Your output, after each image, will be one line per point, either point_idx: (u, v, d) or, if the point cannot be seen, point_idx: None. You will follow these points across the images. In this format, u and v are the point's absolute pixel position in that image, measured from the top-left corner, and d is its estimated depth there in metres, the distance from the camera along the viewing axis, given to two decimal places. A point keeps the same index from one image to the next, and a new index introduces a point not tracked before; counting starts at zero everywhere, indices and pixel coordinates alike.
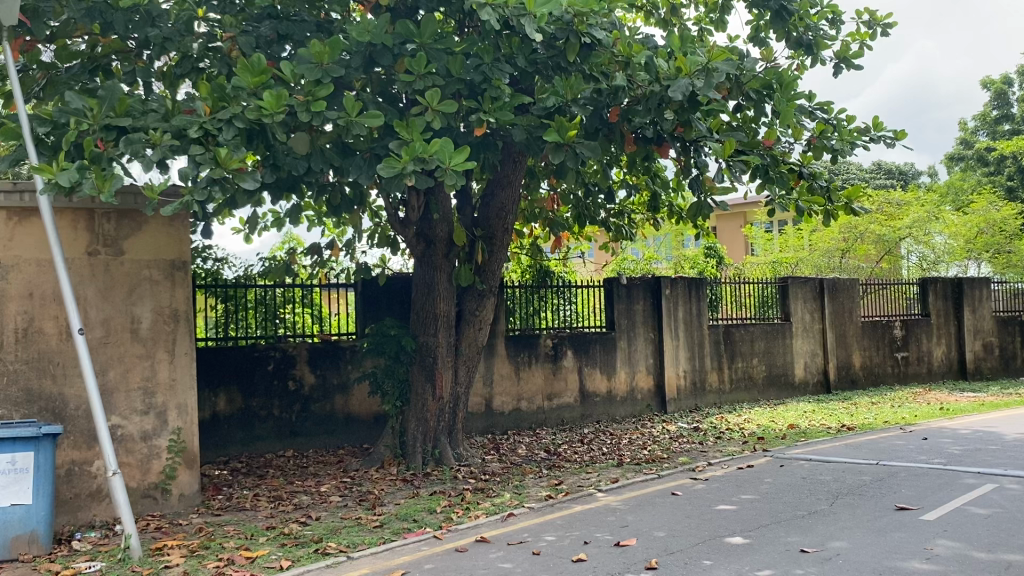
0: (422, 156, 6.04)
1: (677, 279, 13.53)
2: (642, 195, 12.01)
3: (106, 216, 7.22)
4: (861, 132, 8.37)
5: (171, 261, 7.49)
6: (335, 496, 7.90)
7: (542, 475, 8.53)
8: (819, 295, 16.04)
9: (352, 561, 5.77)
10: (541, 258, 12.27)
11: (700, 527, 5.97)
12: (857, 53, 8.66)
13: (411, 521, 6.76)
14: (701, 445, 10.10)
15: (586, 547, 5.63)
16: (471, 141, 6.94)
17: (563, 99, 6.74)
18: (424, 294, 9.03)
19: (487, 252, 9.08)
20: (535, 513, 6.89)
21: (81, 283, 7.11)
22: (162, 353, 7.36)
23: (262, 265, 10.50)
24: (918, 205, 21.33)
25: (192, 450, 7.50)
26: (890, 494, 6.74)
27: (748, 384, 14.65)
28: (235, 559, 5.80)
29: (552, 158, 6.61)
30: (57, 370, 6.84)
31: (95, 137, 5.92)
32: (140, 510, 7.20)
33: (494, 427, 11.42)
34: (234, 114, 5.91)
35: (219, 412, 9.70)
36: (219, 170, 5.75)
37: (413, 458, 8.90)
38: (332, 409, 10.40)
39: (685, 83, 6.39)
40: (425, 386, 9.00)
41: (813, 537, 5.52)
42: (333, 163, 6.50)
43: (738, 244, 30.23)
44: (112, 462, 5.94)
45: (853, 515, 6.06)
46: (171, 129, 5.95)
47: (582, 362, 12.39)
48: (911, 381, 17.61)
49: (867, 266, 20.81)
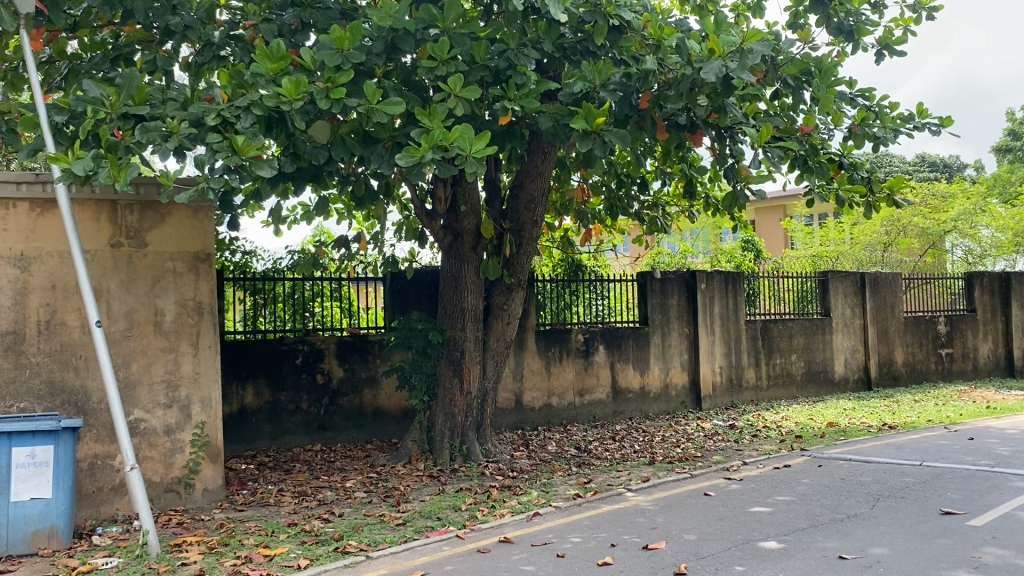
0: (442, 144, 5.88)
1: (713, 273, 13.21)
2: (676, 187, 11.71)
3: (129, 208, 7.14)
4: (905, 119, 8.04)
5: (195, 253, 7.40)
6: (360, 492, 7.77)
7: (571, 473, 8.31)
8: (861, 289, 15.59)
9: (372, 560, 5.61)
10: (573, 252, 12.10)
11: (733, 530, 5.72)
12: (900, 39, 8.27)
13: (435, 519, 6.60)
14: (737, 444, 9.81)
15: (612, 550, 5.41)
16: (495, 130, 6.72)
17: (591, 84, 6.48)
18: (452, 287, 8.84)
19: (515, 245, 8.85)
20: (562, 513, 6.69)
21: (103, 275, 7.04)
22: (186, 347, 7.27)
23: (291, 258, 10.43)
24: (964, 197, 20.72)
25: (216, 445, 7.41)
26: (934, 497, 6.43)
27: (786, 380, 14.29)
28: (253, 557, 5.68)
29: (579, 147, 6.36)
30: (79, 363, 6.79)
31: (114, 126, 5.83)
32: (162, 505, 7.13)
33: (525, 422, 11.23)
34: (253, 101, 5.76)
35: (247, 406, 9.62)
36: (236, 158, 5.61)
37: (440, 454, 8.75)
38: (361, 403, 10.29)
39: (718, 65, 6.07)
40: (453, 381, 8.81)
41: (852, 542, 5.25)
42: (354, 152, 6.35)
43: (776, 238, 29.67)
44: (130, 457, 5.84)
45: (896, 519, 5.78)
46: (189, 117, 5.85)
47: (614, 357, 12.13)
48: (956, 378, 17.07)
49: (909, 260, 20.29)
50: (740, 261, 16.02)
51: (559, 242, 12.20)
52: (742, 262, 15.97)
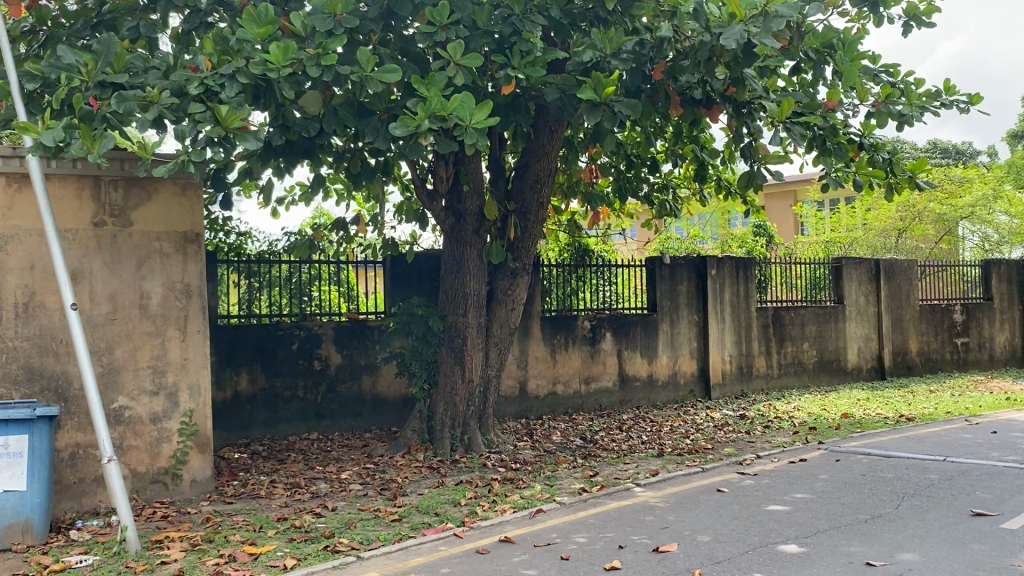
0: (440, 114, 5.49)
1: (724, 259, 12.80)
2: (686, 170, 11.17)
3: (113, 183, 6.76)
4: (931, 97, 7.62)
5: (183, 233, 7.03)
6: (355, 485, 7.43)
7: (577, 466, 7.95)
8: (875, 276, 15.17)
9: (363, 561, 5.25)
10: (580, 236, 11.60)
11: (749, 531, 5.36)
12: (928, 9, 7.77)
13: (433, 515, 6.26)
14: (748, 435, 9.44)
15: (620, 552, 5.06)
16: (497, 101, 6.39)
17: (602, 53, 6.00)
18: (454, 271, 8.45)
19: (521, 227, 8.47)
20: (568, 508, 6.35)
21: (86, 255, 6.67)
22: (173, 331, 6.92)
23: (287, 240, 10.06)
24: (981, 183, 20.22)
25: (206, 434, 7.08)
26: (963, 496, 6.05)
27: (797, 369, 13.91)
28: (237, 556, 5.32)
29: (587, 119, 5.93)
30: (59, 348, 6.44)
31: (89, 94, 5.40)
32: (148, 497, 6.79)
33: (529, 411, 10.88)
34: (237, 69, 5.37)
35: (241, 393, 9.27)
36: (220, 129, 5.21)
37: (440, 444, 8.40)
38: (360, 390, 9.95)
39: (739, 30, 5.64)
40: (454, 368, 8.44)
41: (879, 547, 4.88)
42: (348, 124, 6.01)
43: (787, 224, 29.17)
44: (108, 449, 5.49)
45: (924, 521, 5.40)
46: (170, 86, 5.47)
47: (622, 345, 11.76)
48: (972, 369, 16.67)
49: (924, 247, 19.88)
50: (751, 247, 15.63)
51: (565, 225, 11.48)
52: (753, 247, 15.59)
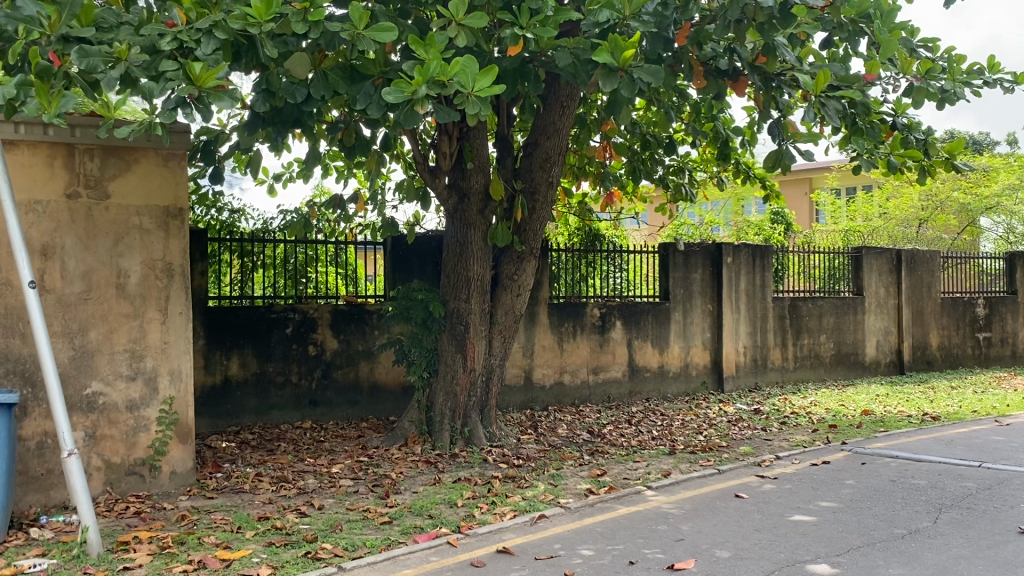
0: (440, 79, 4.93)
1: (740, 246, 12.23)
2: (703, 151, 10.75)
3: (89, 153, 6.23)
4: (974, 73, 7.02)
5: (164, 209, 6.54)
6: (346, 480, 6.92)
7: (583, 463, 7.44)
8: (897, 267, 14.56)
9: (345, 573, 4.74)
10: (591, 220, 11.09)
11: (775, 547, 4.84)
12: None
13: (426, 517, 5.76)
14: (765, 433, 8.91)
15: (631, 569, 4.54)
16: (505, 67, 5.83)
17: (620, 15, 5.37)
18: (456, 255, 7.93)
19: (529, 209, 7.89)
20: (574, 514, 5.83)
21: (57, 229, 6.12)
22: (153, 313, 6.43)
23: (283, 218, 9.56)
24: (1007, 170, 19.45)
25: (187, 422, 6.60)
26: (1007, 509, 5.51)
27: (814, 362, 13.37)
28: (207, 562, 4.82)
29: (603, 85, 5.38)
30: (25, 329, 5.95)
31: (51, 49, 4.86)
32: (124, 489, 6.32)
33: (534, 401, 10.39)
34: (215, 23, 4.81)
35: (231, 377, 8.78)
36: (193, 88, 4.70)
37: (439, 437, 7.91)
38: (356, 377, 9.46)
39: None
40: (455, 357, 7.92)
41: (921, 570, 4.35)
42: (338, 89, 5.45)
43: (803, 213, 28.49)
44: (68, 441, 4.98)
45: (968, 539, 4.87)
46: (142, 41, 4.96)
47: (632, 334, 11.23)
48: (995, 364, 16.07)
49: (945, 236, 19.29)
50: (768, 235, 15.04)
51: (575, 208, 11.08)
52: (771, 235, 14.96)
